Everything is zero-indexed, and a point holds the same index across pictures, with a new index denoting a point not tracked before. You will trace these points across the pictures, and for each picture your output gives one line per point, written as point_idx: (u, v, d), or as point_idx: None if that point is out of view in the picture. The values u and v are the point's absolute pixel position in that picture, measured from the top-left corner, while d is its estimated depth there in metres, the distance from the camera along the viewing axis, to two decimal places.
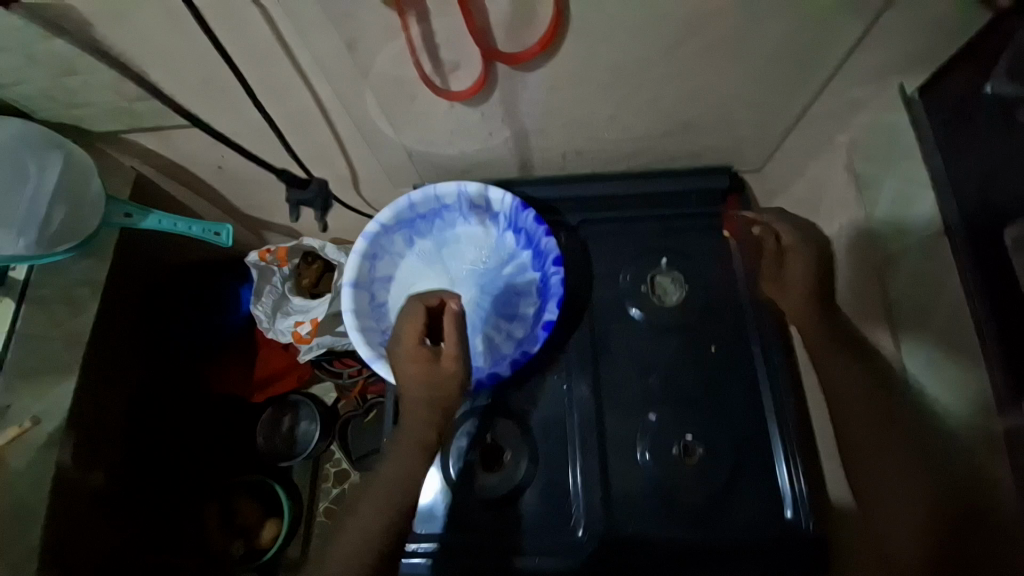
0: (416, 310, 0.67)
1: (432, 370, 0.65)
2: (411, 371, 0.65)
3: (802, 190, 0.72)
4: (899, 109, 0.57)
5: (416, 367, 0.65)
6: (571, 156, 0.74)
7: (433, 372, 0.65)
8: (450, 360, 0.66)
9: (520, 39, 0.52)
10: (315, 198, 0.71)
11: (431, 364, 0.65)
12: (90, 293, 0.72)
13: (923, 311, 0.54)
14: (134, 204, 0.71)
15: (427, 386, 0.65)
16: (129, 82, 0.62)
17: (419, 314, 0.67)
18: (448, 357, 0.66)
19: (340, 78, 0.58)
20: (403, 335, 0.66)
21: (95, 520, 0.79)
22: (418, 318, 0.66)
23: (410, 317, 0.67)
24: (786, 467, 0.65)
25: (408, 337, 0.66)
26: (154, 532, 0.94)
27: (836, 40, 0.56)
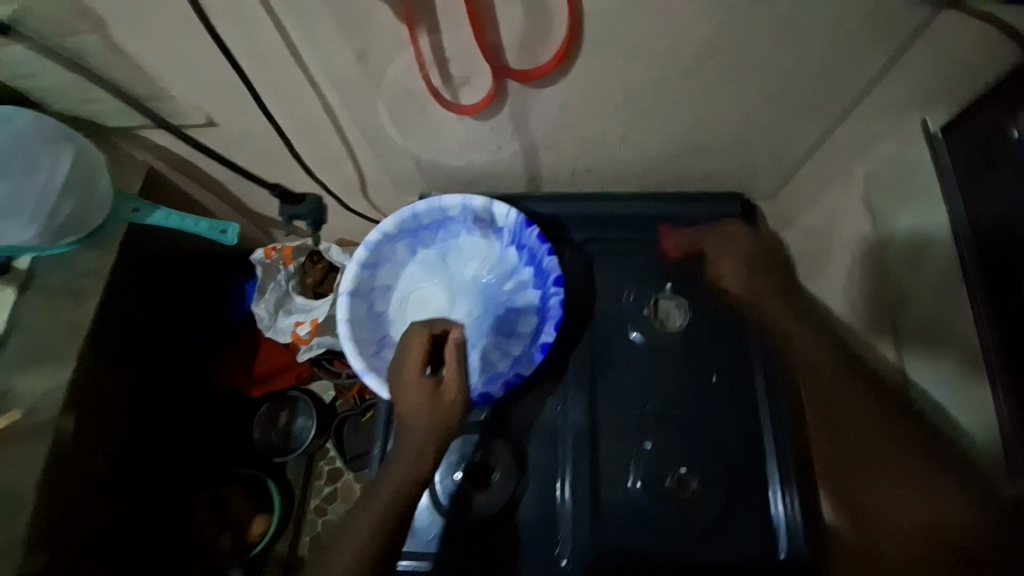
0: (420, 335, 0.66)
1: (434, 399, 0.63)
2: (413, 399, 0.63)
3: (815, 219, 0.71)
4: (921, 145, 0.54)
5: (418, 393, 0.63)
6: (580, 172, 0.73)
7: (436, 400, 0.63)
8: (453, 390, 0.64)
9: (532, 56, 0.51)
10: (308, 215, 0.79)
11: (434, 393, 0.64)
12: (94, 284, 0.72)
13: (935, 352, 0.53)
14: (144, 200, 0.73)
15: (429, 414, 0.63)
16: (143, 79, 0.63)
17: (424, 339, 0.66)
18: (451, 386, 0.64)
19: (350, 86, 0.58)
20: (405, 359, 0.65)
21: (96, 508, 0.80)
22: (422, 343, 0.65)
23: (412, 341, 0.66)
24: (783, 498, 0.63)
25: (411, 362, 0.65)
26: (150, 534, 0.91)
27: (859, 69, 0.54)
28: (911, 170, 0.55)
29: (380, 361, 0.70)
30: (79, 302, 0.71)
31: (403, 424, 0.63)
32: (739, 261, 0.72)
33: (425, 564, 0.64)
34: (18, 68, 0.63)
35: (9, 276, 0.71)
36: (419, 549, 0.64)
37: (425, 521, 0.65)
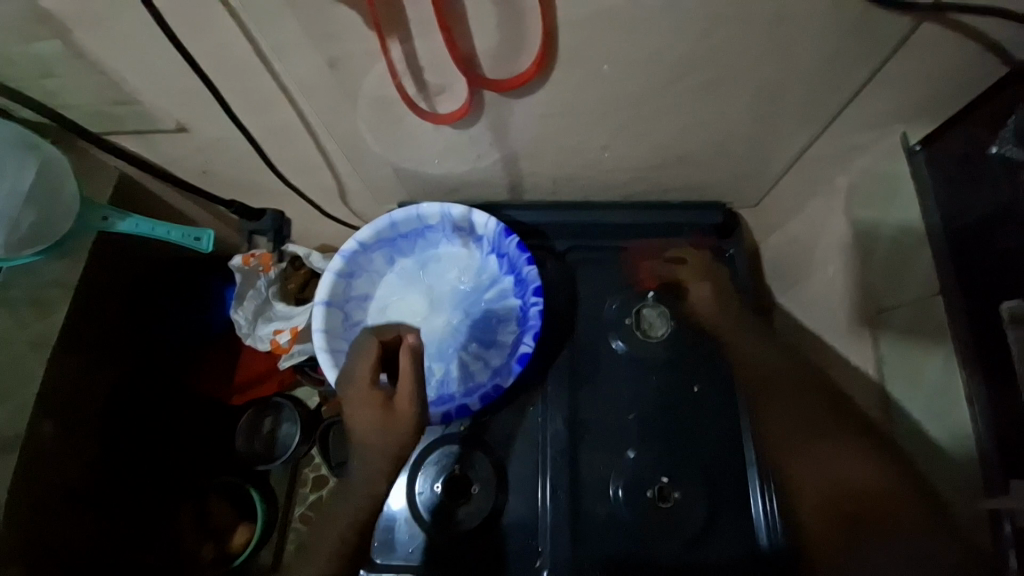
0: (370, 347, 0.66)
1: (384, 413, 0.64)
2: (363, 414, 0.64)
3: (799, 229, 0.70)
4: (900, 158, 0.58)
5: (368, 408, 0.64)
6: (562, 181, 0.72)
7: (387, 414, 0.64)
8: (404, 403, 0.64)
9: (508, 65, 0.50)
10: (266, 229, 0.86)
11: (383, 406, 0.64)
12: (61, 296, 0.70)
13: (915, 367, 0.56)
14: (113, 208, 0.71)
15: (380, 430, 0.63)
16: (110, 87, 0.61)
17: (373, 352, 0.66)
18: (401, 398, 0.64)
19: (324, 94, 0.56)
20: (356, 373, 0.66)
21: (66, 523, 0.78)
22: (371, 356, 0.66)
23: (363, 354, 0.66)
24: (763, 501, 0.61)
25: (360, 377, 0.65)
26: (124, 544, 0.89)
27: (837, 87, 0.54)
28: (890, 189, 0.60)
29: None
30: (46, 314, 0.69)
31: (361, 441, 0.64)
32: (705, 282, 0.71)
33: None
34: None
35: None
36: (399, 560, 0.63)
37: (405, 532, 0.64)
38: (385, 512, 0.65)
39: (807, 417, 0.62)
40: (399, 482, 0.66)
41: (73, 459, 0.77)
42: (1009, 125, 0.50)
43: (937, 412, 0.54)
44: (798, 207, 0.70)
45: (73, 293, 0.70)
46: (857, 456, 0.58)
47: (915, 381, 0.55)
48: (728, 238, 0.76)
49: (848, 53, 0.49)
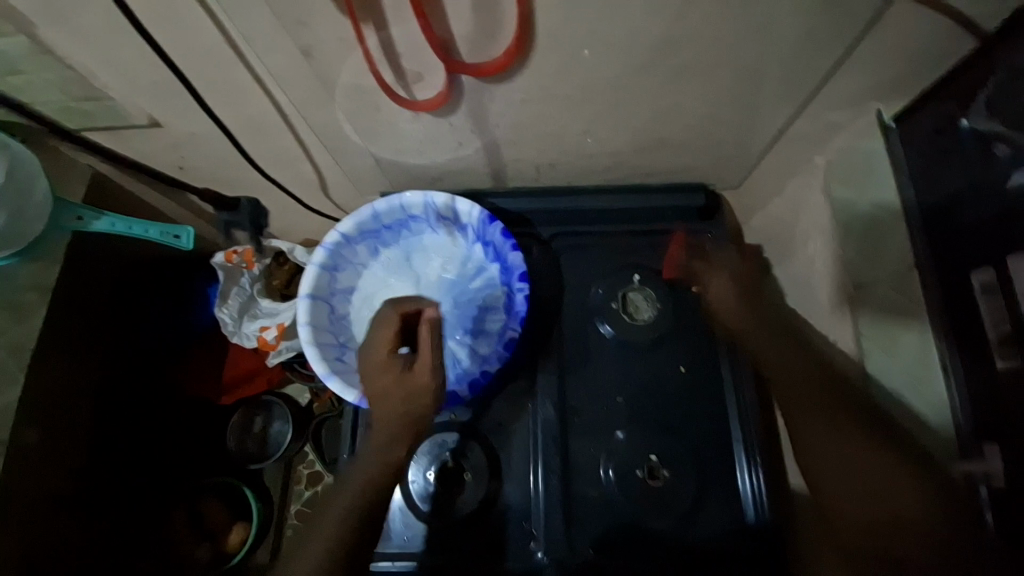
0: (390, 317, 0.65)
1: (403, 381, 0.62)
2: (381, 382, 0.62)
3: (779, 209, 0.71)
4: (876, 135, 0.57)
5: (386, 376, 0.62)
6: (544, 168, 0.72)
7: (404, 383, 0.62)
8: (422, 372, 0.62)
9: (485, 50, 0.49)
10: (242, 221, 0.81)
11: (402, 375, 0.62)
12: (36, 299, 0.68)
13: (891, 337, 0.55)
14: (87, 207, 0.70)
15: (398, 399, 0.61)
16: (77, 83, 0.59)
17: (393, 321, 0.65)
18: (420, 367, 0.62)
19: (300, 84, 0.56)
20: (376, 343, 0.65)
21: (51, 532, 0.76)
22: (391, 326, 0.65)
23: (383, 324, 0.65)
24: (748, 477, 0.64)
25: (380, 346, 0.64)
26: (113, 548, 0.89)
27: (814, 65, 0.54)
28: (864, 162, 0.58)
29: (344, 365, 0.68)
30: (23, 319, 0.67)
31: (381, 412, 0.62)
32: (727, 279, 0.68)
33: (410, 565, 0.63)
34: None
35: None
36: (398, 550, 0.64)
37: (403, 523, 0.64)
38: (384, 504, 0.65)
39: (813, 411, 0.57)
40: None
41: (56, 466, 0.76)
42: (981, 96, 0.46)
43: (930, 394, 0.51)
44: (778, 187, 0.71)
45: (49, 296, 0.69)
46: (870, 451, 0.52)
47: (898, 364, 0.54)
48: (711, 220, 0.75)
49: (824, 30, 0.49)
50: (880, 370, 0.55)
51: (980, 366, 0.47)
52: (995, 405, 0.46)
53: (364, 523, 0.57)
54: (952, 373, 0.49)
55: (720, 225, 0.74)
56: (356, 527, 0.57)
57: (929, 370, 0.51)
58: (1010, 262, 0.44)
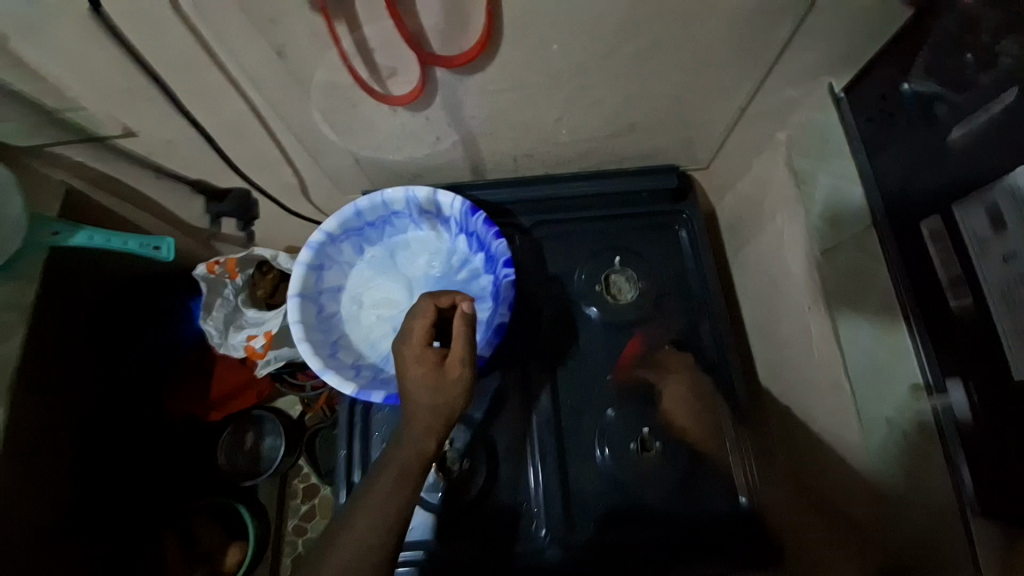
0: (426, 308, 0.60)
1: (437, 375, 0.57)
2: (415, 374, 0.57)
3: (748, 186, 0.74)
4: (829, 107, 0.61)
5: (420, 368, 0.57)
6: (521, 158, 0.74)
7: (439, 377, 0.57)
8: (457, 365, 0.57)
9: (456, 42, 0.51)
10: (231, 211, 0.78)
11: (437, 368, 0.57)
12: (18, 318, 0.67)
13: (857, 295, 0.58)
14: (62, 222, 0.69)
15: (431, 392, 0.57)
16: (48, 94, 0.59)
17: (429, 312, 0.60)
18: (455, 361, 0.58)
19: (276, 85, 0.57)
20: (409, 334, 0.59)
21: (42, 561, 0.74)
22: (427, 317, 0.60)
23: (419, 315, 0.60)
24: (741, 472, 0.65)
25: (416, 337, 0.59)
26: None
27: (767, 42, 0.57)
28: (823, 134, 0.61)
29: (337, 360, 0.69)
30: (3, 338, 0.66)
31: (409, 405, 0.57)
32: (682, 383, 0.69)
33: (418, 555, 0.64)
34: None
35: None
36: (411, 540, 0.64)
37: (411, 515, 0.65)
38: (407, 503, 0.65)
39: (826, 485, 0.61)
40: None
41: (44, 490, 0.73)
42: (920, 60, 0.50)
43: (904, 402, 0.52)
44: (744, 165, 0.74)
45: (30, 314, 0.68)
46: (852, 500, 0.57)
47: (869, 330, 0.56)
48: (685, 201, 0.77)
49: (773, 7, 0.53)
50: (849, 336, 0.58)
51: (939, 315, 0.49)
52: (951, 343, 0.48)
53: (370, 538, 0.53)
54: (913, 326, 0.52)
55: (694, 209, 0.77)
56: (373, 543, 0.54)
57: (895, 326, 0.54)
58: (956, 208, 0.47)
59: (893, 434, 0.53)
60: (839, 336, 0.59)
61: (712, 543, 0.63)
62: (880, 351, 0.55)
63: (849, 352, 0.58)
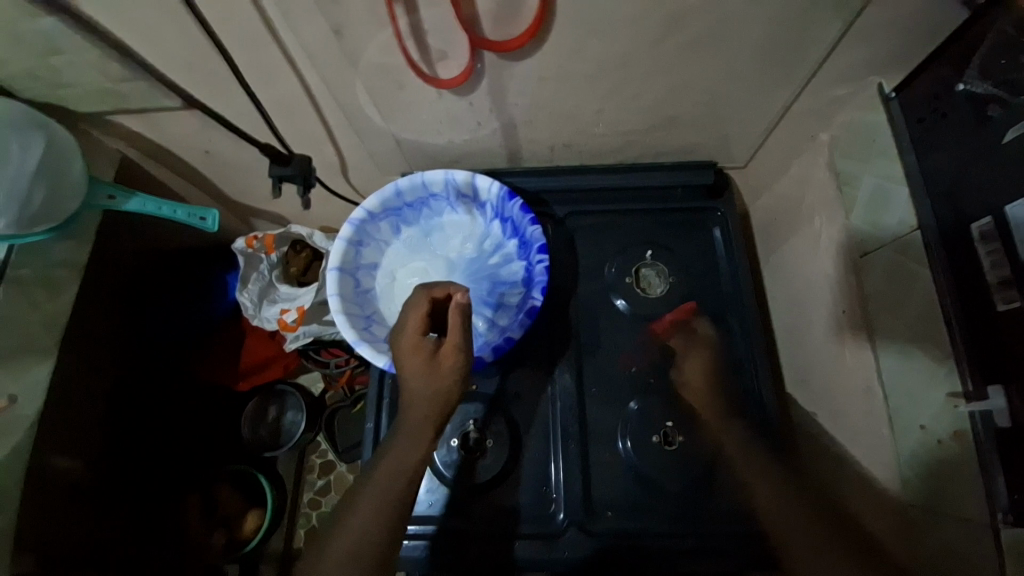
0: (420, 301, 0.62)
1: (432, 365, 0.59)
2: (411, 364, 0.60)
3: (786, 187, 0.74)
4: (877, 107, 0.59)
5: (416, 358, 0.60)
6: (559, 148, 0.75)
7: (434, 367, 0.59)
8: (451, 354, 0.59)
9: (508, 27, 0.52)
10: (295, 176, 0.74)
11: (432, 358, 0.60)
12: (69, 274, 0.71)
13: (898, 300, 0.56)
14: (118, 186, 0.72)
15: (426, 381, 0.59)
16: (113, 63, 0.62)
17: (424, 305, 0.62)
18: (450, 350, 0.60)
19: (330, 64, 0.58)
20: (405, 326, 0.61)
21: (74, 509, 0.76)
22: (422, 308, 0.61)
23: (413, 307, 0.62)
24: None
25: (410, 329, 0.61)
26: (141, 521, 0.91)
27: (816, 40, 0.57)
28: (870, 135, 0.60)
29: (371, 334, 0.71)
30: (55, 294, 0.70)
31: (406, 394, 0.59)
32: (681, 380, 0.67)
33: (427, 529, 0.65)
34: None
35: None
36: (420, 514, 0.65)
37: (424, 489, 0.66)
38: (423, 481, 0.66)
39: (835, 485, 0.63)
40: None
41: (81, 444, 0.77)
42: (975, 62, 0.50)
43: (943, 410, 0.51)
44: (783, 166, 0.74)
45: (81, 272, 0.72)
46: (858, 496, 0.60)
47: (903, 337, 0.55)
48: (719, 199, 0.77)
49: (828, 4, 0.52)
50: (887, 363, 0.57)
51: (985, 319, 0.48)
52: (994, 346, 0.47)
53: (383, 494, 0.56)
54: (951, 339, 0.51)
55: (730, 207, 0.76)
56: (394, 514, 0.55)
57: (937, 333, 0.52)
58: (1008, 210, 0.46)
59: (930, 444, 0.52)
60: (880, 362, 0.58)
61: (734, 537, 0.63)
62: (923, 363, 0.53)
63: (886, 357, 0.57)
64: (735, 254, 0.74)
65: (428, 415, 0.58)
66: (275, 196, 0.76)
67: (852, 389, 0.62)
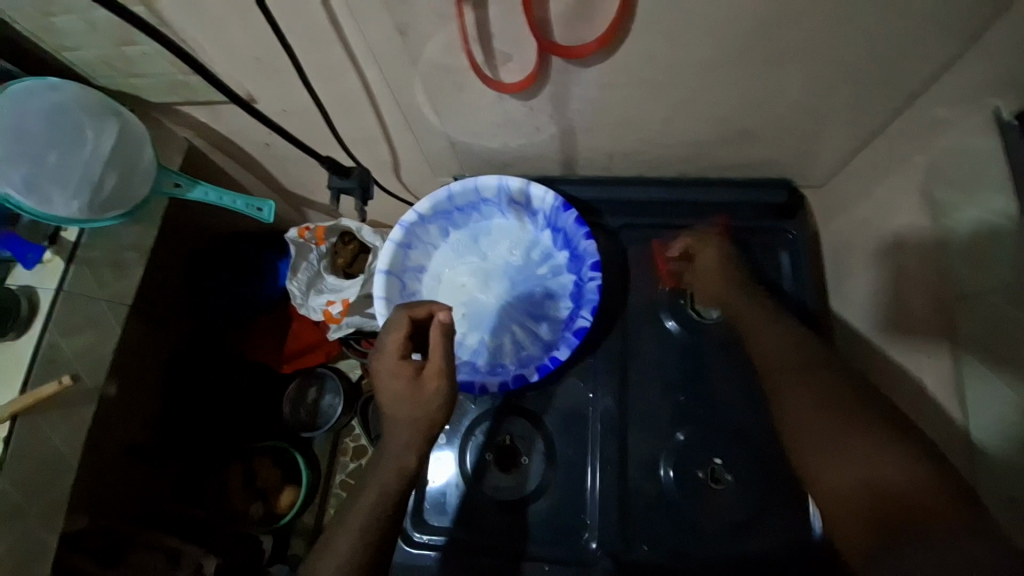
0: (399, 321, 0.59)
1: (415, 388, 0.58)
2: (393, 387, 0.58)
3: (867, 212, 0.67)
4: (989, 134, 0.51)
5: (397, 383, 0.58)
6: (617, 157, 0.71)
7: (417, 389, 0.58)
8: (434, 378, 0.57)
9: (578, 32, 0.48)
10: (353, 188, 0.75)
11: (415, 381, 0.58)
12: (136, 257, 0.77)
13: (999, 346, 0.50)
14: (184, 174, 0.73)
15: (409, 404, 0.58)
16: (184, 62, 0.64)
17: (403, 325, 0.59)
18: (433, 373, 0.58)
19: (389, 63, 0.57)
20: (384, 349, 0.59)
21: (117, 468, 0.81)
22: (400, 330, 0.58)
23: (392, 329, 0.59)
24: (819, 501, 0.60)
25: (390, 352, 0.58)
26: (186, 484, 0.97)
27: (927, 56, 0.50)
28: (980, 163, 0.52)
29: None
30: (124, 274, 0.76)
31: (390, 416, 0.59)
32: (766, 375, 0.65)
33: (440, 540, 0.65)
34: (65, 42, 0.64)
35: (55, 247, 0.71)
36: (435, 524, 0.65)
37: (452, 495, 0.66)
38: (433, 480, 0.67)
39: (818, 402, 0.54)
40: (449, 453, 0.68)
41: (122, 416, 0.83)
42: None
43: (984, 406, 0.51)
44: (866, 188, 0.67)
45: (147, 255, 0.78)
46: (878, 428, 0.49)
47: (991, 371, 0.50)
48: (792, 219, 0.72)
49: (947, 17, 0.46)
50: (976, 411, 0.52)
51: None
52: None
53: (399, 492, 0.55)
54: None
55: (800, 229, 0.71)
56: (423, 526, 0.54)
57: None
58: None
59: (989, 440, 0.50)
60: (967, 408, 0.52)
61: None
62: (999, 388, 0.49)
63: (972, 404, 0.52)
64: (799, 281, 0.69)
65: (417, 432, 0.58)
66: (334, 206, 0.77)
67: (943, 446, 0.55)
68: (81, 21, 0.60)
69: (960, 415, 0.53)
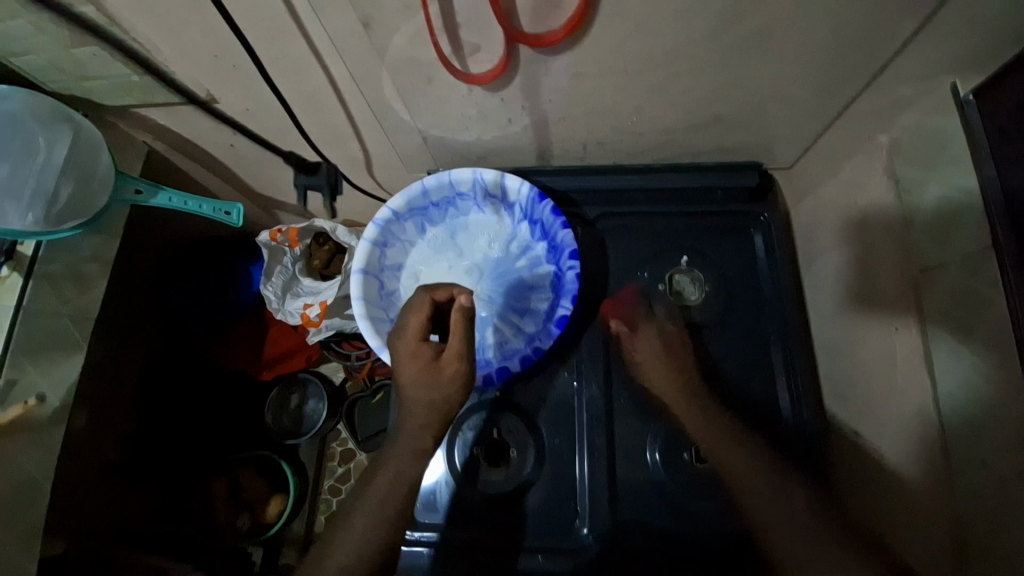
0: (421, 303, 0.60)
1: (432, 371, 0.59)
2: (411, 370, 0.59)
3: (835, 192, 0.69)
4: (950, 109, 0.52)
5: (416, 364, 0.59)
6: (592, 146, 0.71)
7: (434, 373, 0.59)
8: (452, 362, 0.58)
9: (546, 21, 0.48)
10: (322, 185, 0.80)
11: (434, 364, 0.59)
12: (98, 270, 0.74)
13: (968, 321, 0.52)
14: (143, 180, 0.71)
15: (426, 389, 0.59)
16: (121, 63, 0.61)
17: (424, 307, 0.60)
18: (451, 358, 0.59)
19: (356, 59, 0.56)
20: (403, 330, 0.61)
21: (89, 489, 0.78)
22: (422, 312, 0.60)
23: (413, 310, 0.61)
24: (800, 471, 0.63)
25: (411, 334, 0.60)
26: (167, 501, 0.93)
27: (887, 38, 0.51)
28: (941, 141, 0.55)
29: None
30: (84, 286, 0.72)
31: (407, 399, 0.60)
32: (740, 357, 0.68)
33: (433, 536, 0.64)
34: (9, 45, 0.60)
35: (12, 262, 0.68)
36: (426, 521, 0.65)
37: (441, 493, 0.66)
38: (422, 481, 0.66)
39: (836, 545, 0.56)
40: (439, 449, 0.67)
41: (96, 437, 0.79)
42: None
43: (954, 361, 0.53)
44: (834, 167, 0.69)
45: (110, 267, 0.75)
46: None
47: (950, 332, 0.53)
48: (763, 202, 0.73)
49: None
50: (944, 375, 0.53)
51: None
52: None
53: None
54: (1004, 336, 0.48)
55: (771, 211, 0.72)
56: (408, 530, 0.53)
57: (1008, 365, 0.48)
58: None
59: (954, 392, 0.52)
60: (935, 376, 0.54)
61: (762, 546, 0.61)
62: (972, 359, 0.51)
63: (937, 362, 0.54)
64: (773, 263, 0.70)
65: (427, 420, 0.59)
66: (303, 203, 0.82)
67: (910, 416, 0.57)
68: (28, 25, 0.56)
69: (926, 383, 0.55)
